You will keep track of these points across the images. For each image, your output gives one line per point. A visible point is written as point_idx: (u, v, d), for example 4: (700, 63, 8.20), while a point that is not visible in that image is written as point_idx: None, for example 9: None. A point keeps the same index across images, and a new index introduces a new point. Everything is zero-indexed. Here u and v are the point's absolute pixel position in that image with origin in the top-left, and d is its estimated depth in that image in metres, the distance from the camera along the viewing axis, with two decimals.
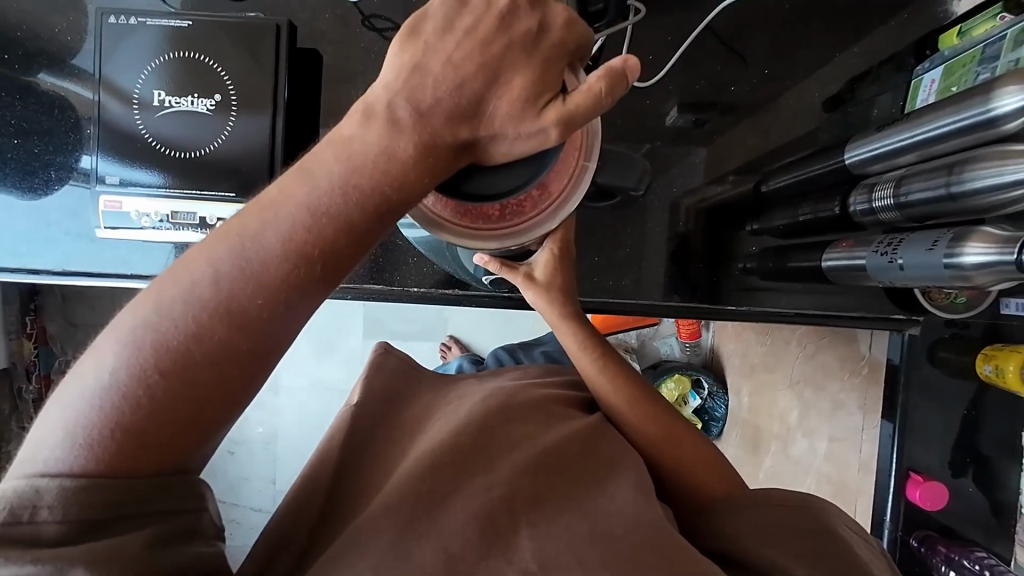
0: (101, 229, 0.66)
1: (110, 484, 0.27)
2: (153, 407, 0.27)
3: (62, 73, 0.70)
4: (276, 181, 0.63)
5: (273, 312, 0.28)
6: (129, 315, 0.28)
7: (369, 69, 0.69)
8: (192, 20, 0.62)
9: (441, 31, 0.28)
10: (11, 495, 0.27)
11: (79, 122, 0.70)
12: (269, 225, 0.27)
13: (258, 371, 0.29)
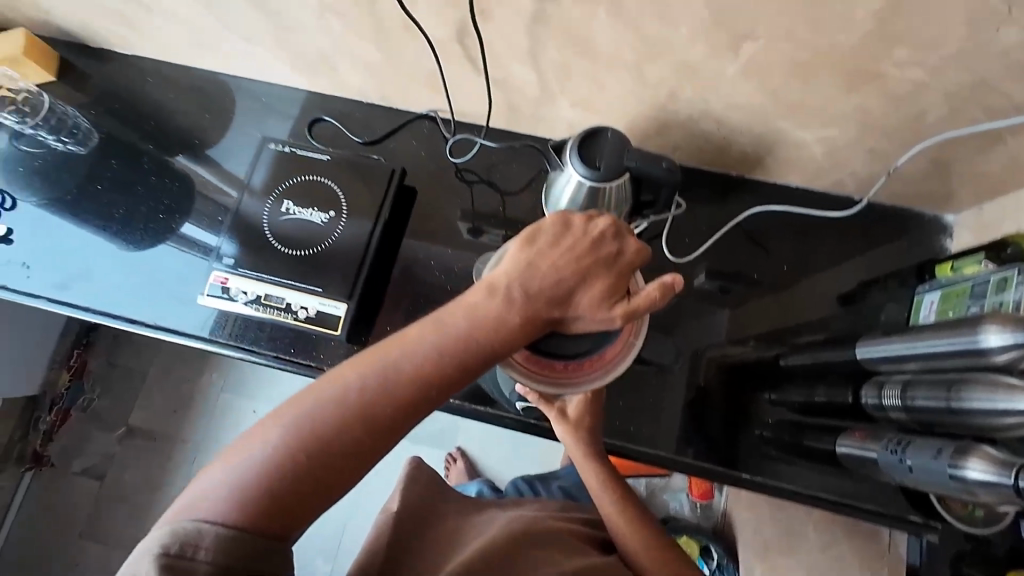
0: (203, 297, 0.77)
1: (247, 534, 0.39)
2: (288, 480, 0.40)
3: (219, 168, 0.88)
4: (358, 285, 0.75)
5: (379, 422, 0.42)
6: (292, 405, 0.41)
7: (451, 209, 0.84)
8: (330, 156, 0.80)
9: (551, 243, 0.43)
10: (182, 534, 0.38)
11: (219, 206, 0.86)
12: (399, 359, 0.42)
13: (360, 460, 0.42)
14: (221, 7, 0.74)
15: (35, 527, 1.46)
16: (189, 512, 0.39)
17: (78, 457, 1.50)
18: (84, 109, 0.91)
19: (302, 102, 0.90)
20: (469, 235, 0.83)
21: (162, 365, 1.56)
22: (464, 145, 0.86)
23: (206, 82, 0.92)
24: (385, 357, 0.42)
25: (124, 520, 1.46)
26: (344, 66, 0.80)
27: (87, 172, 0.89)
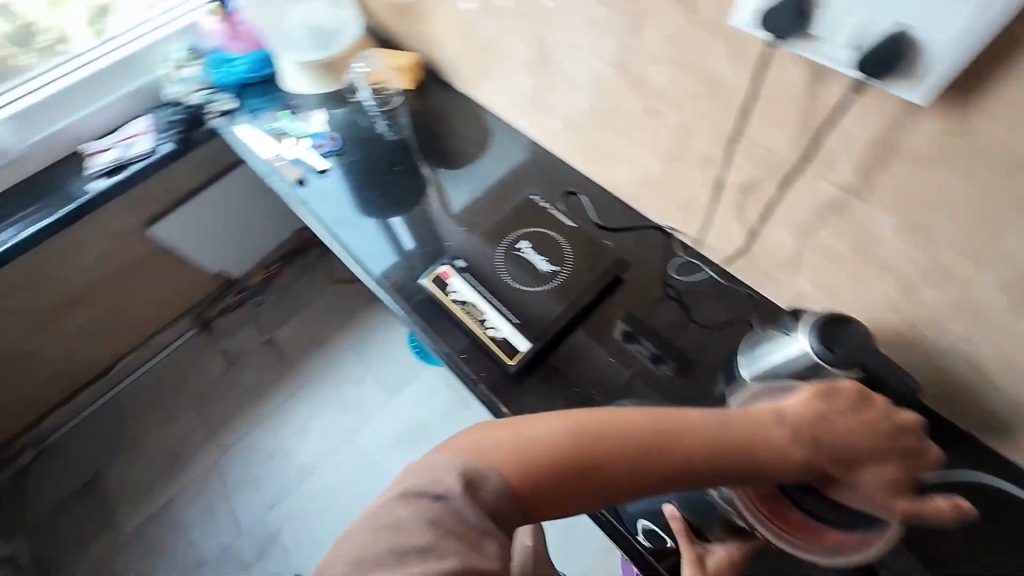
0: (423, 280, 0.93)
1: (516, 500, 0.47)
2: (560, 477, 0.48)
3: (446, 191, 1.09)
4: (548, 332, 0.86)
5: (642, 475, 0.49)
6: (590, 418, 0.51)
7: (648, 312, 0.89)
8: (574, 226, 0.97)
9: (852, 405, 0.55)
10: (470, 470, 0.47)
11: (431, 215, 1.05)
12: (689, 429, 0.51)
13: (610, 495, 0.49)
14: (562, 93, 0.94)
15: (171, 373, 1.74)
16: (493, 448, 0.49)
17: (229, 339, 1.79)
18: (415, 117, 1.21)
19: (566, 174, 1.06)
20: (620, 338, 0.88)
21: (323, 307, 1.84)
22: (687, 267, 0.92)
23: (506, 131, 1.15)
24: (678, 421, 0.51)
25: (226, 407, 1.68)
26: (621, 166, 0.93)
27: (389, 157, 1.16)
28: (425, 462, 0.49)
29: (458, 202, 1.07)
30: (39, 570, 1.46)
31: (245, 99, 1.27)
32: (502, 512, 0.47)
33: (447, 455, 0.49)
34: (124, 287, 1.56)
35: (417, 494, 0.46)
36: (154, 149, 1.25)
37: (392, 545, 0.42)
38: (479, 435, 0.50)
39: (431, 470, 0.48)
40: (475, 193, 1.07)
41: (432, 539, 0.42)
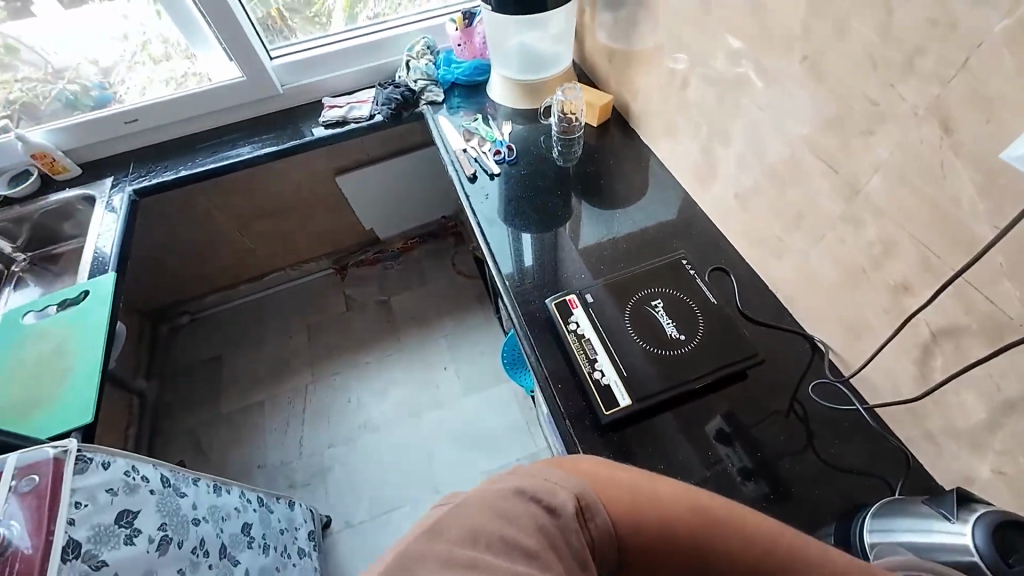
0: (548, 301, 0.96)
1: (620, 541, 0.48)
2: (667, 541, 0.49)
3: (580, 224, 1.13)
4: (652, 398, 0.82)
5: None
6: (712, 499, 0.51)
7: (765, 423, 0.81)
8: (716, 303, 0.92)
9: None
10: (589, 495, 0.49)
11: (559, 243, 1.10)
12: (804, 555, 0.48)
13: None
14: (748, 172, 0.91)
15: (303, 297, 2.01)
16: (607, 483, 0.51)
17: (355, 287, 2.01)
18: (588, 151, 1.27)
19: (721, 250, 1.02)
20: (712, 434, 0.81)
21: (439, 290, 1.98)
22: (829, 393, 0.82)
23: (672, 190, 1.16)
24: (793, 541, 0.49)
25: (331, 342, 1.88)
26: (788, 262, 0.87)
27: (554, 181, 1.22)
28: (540, 467, 0.51)
29: (585, 237, 1.10)
30: (156, 411, 1.76)
31: (451, 93, 1.47)
32: (599, 549, 0.47)
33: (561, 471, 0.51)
34: (300, 216, 1.85)
35: (530, 494, 0.46)
36: (369, 117, 1.49)
37: (497, 536, 0.41)
38: (594, 466, 0.52)
39: (547, 478, 0.49)
40: (607, 234, 1.10)
41: (539, 546, 0.41)
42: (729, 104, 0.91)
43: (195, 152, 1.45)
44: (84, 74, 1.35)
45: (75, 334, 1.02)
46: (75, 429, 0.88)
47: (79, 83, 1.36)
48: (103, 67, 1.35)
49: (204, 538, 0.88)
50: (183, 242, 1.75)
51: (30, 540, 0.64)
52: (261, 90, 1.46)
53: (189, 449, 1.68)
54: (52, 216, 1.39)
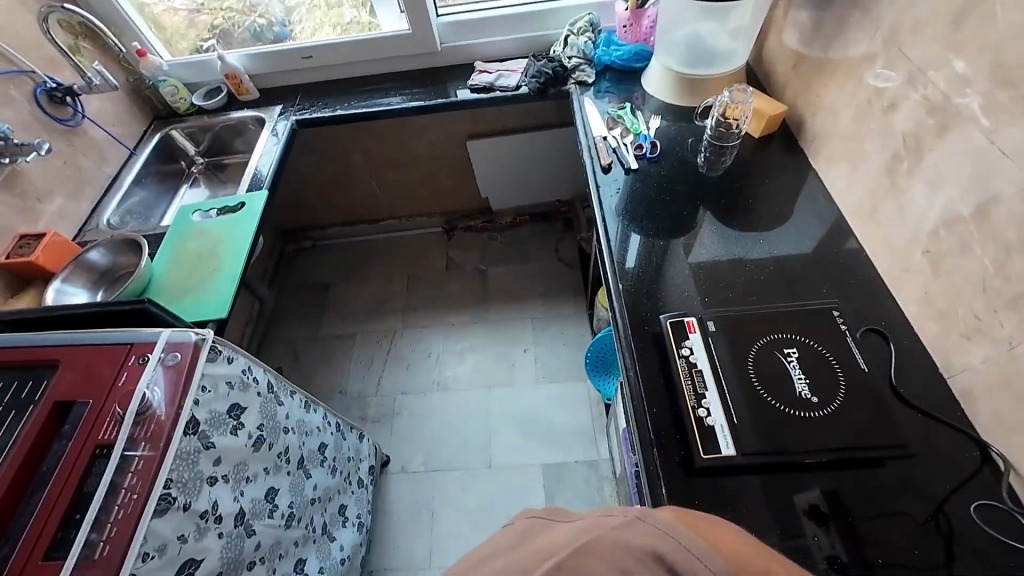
0: (663, 317, 0.88)
1: None
2: None
3: (714, 240, 1.02)
4: (761, 456, 0.72)
5: None
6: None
7: (898, 528, 0.67)
8: (866, 371, 0.78)
9: None
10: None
11: (685, 256, 1.00)
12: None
13: None
14: (955, 228, 0.74)
15: (410, 248, 2.11)
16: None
17: (459, 250, 2.07)
18: (741, 163, 1.14)
19: (883, 310, 0.86)
20: (801, 507, 0.69)
21: (536, 271, 1.96)
22: (996, 519, 0.66)
23: (835, 228, 0.99)
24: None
25: (425, 297, 1.96)
26: (984, 349, 0.70)
27: (695, 188, 1.11)
28: (671, 519, 0.34)
29: (700, 252, 0.99)
30: (271, 318, 1.98)
31: (602, 77, 1.40)
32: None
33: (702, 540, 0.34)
34: (426, 172, 1.92)
35: (668, 566, 0.32)
36: (515, 87, 1.48)
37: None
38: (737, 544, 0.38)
39: (686, 542, 0.33)
40: (729, 255, 0.98)
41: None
42: (955, 141, 0.74)
43: (352, 95, 1.55)
44: (271, 11, 1.49)
45: (228, 238, 1.16)
46: (212, 320, 1.01)
47: (265, 17, 1.50)
48: (287, 6, 1.48)
49: (289, 446, 0.97)
50: (323, 175, 1.91)
51: (165, 408, 0.74)
52: (421, 46, 1.51)
53: (287, 357, 1.87)
54: (230, 130, 1.58)
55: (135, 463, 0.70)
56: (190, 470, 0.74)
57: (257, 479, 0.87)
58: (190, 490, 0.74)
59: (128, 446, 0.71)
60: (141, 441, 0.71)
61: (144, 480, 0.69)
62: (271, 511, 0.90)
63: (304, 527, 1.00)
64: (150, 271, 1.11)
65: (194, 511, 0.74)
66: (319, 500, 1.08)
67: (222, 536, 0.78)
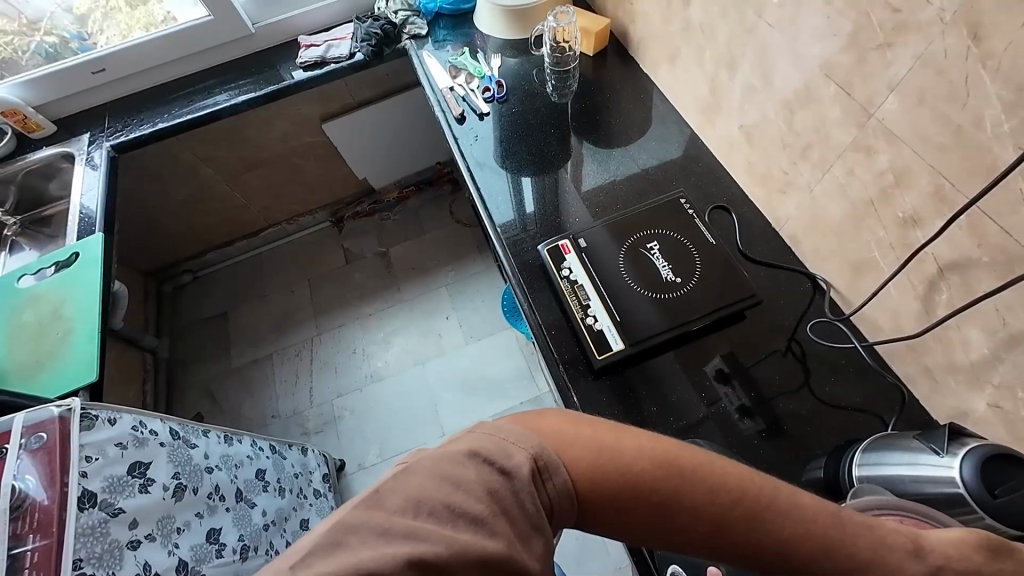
0: (540, 247, 0.93)
1: (579, 501, 0.39)
2: (627, 494, 0.39)
3: (580, 163, 1.07)
4: (647, 342, 0.81)
5: (719, 520, 0.40)
6: (671, 445, 0.41)
7: (762, 361, 0.80)
8: (715, 243, 0.89)
9: None
10: (546, 458, 0.39)
11: (560, 186, 1.04)
12: (805, 510, 0.41)
13: (673, 519, 0.40)
14: (753, 99, 0.84)
15: (301, 251, 1.99)
16: (571, 440, 0.40)
17: (354, 239, 1.99)
18: (584, 83, 1.18)
19: (723, 186, 0.96)
20: (711, 373, 0.80)
21: (437, 240, 1.95)
22: (828, 332, 0.80)
23: (673, 124, 1.08)
24: (792, 498, 0.41)
25: (333, 296, 1.89)
26: (795, 197, 0.82)
27: (548, 118, 1.14)
28: (498, 423, 0.41)
29: (588, 181, 1.04)
30: (170, 365, 1.81)
31: (436, 26, 1.36)
32: (559, 514, 0.39)
33: (524, 427, 0.41)
34: (290, 168, 1.79)
35: (484, 457, 0.37)
36: (350, 55, 1.40)
37: (440, 501, 0.35)
38: (556, 419, 0.42)
39: (503, 435, 0.39)
40: (610, 174, 1.04)
41: (488, 513, 0.35)
42: (737, 22, 0.83)
43: (172, 102, 1.38)
44: (60, 25, 1.31)
45: (72, 296, 1.03)
46: (84, 387, 0.91)
47: (57, 35, 1.32)
48: (78, 16, 1.31)
49: (219, 484, 0.92)
50: (174, 200, 1.72)
51: (46, 491, 0.69)
52: (232, 31, 1.37)
53: (204, 401, 1.75)
54: (35, 176, 1.35)
55: (29, 557, 0.66)
56: (100, 543, 0.69)
57: (192, 526, 0.83)
58: (109, 563, 0.70)
59: (15, 543, 0.66)
60: (29, 534, 0.67)
61: (46, 569, 0.65)
62: (218, 551, 0.87)
63: (263, 553, 0.97)
64: None
65: None
66: (274, 523, 1.04)
67: None
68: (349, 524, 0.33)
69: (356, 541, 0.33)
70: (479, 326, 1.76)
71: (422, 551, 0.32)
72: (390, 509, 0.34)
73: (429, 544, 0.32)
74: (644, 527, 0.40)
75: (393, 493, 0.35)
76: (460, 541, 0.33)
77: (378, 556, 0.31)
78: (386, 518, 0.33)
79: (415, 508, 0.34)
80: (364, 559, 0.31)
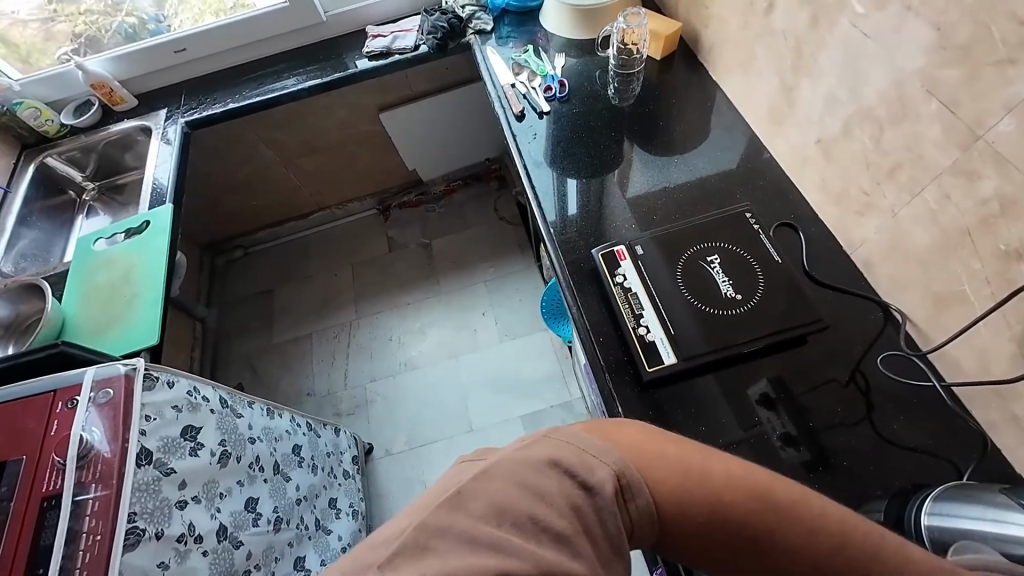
0: (594, 252, 0.91)
1: (661, 523, 0.38)
2: (712, 521, 0.38)
3: (630, 169, 1.04)
4: (699, 358, 0.78)
5: (807, 556, 0.38)
6: (761, 475, 0.39)
7: (828, 391, 0.76)
8: (781, 262, 0.84)
9: None
10: (629, 475, 0.38)
11: (607, 190, 1.02)
12: (899, 557, 0.39)
13: (758, 552, 0.38)
14: (837, 113, 0.80)
15: (347, 237, 2.04)
16: (654, 458, 0.39)
17: (398, 229, 2.02)
18: (648, 87, 1.15)
19: (791, 203, 0.92)
20: (754, 399, 0.76)
21: (479, 236, 1.96)
22: (899, 365, 0.75)
23: (741, 134, 1.03)
24: (889, 544, 0.39)
25: (374, 283, 1.92)
26: (875, 221, 0.77)
27: (608, 120, 1.12)
28: (575, 431, 0.39)
29: (634, 186, 1.02)
30: (217, 336, 1.89)
31: (500, 22, 1.36)
32: (638, 534, 0.37)
33: (603, 440, 0.40)
34: (345, 154, 1.84)
35: (566, 468, 0.36)
36: (414, 48, 1.41)
37: (526, 514, 0.33)
38: (638, 434, 0.41)
39: (584, 446, 0.38)
40: (661, 183, 1.01)
41: (572, 531, 0.33)
42: (827, 31, 0.79)
43: (243, 84, 1.44)
44: (140, 8, 1.39)
45: (140, 262, 1.08)
46: (145, 349, 0.96)
47: (136, 16, 1.40)
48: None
49: (259, 455, 0.95)
50: (235, 177, 1.79)
51: (109, 445, 0.73)
52: (305, 18, 1.41)
53: (245, 373, 1.81)
54: (116, 147, 1.44)
55: (90, 505, 0.70)
56: (152, 499, 0.73)
57: (233, 493, 0.86)
58: (159, 519, 0.73)
59: (79, 491, 0.70)
60: (91, 484, 0.71)
61: (104, 519, 0.69)
62: (255, 520, 0.89)
63: (295, 527, 1.00)
64: (62, 313, 1.04)
65: (169, 537, 0.73)
66: (305, 498, 1.07)
67: (208, 554, 0.78)
68: (435, 526, 0.33)
69: (442, 546, 0.32)
70: (515, 325, 1.76)
71: (511, 566, 0.31)
72: (473, 514, 0.33)
73: (516, 560, 0.31)
74: (726, 555, 0.39)
75: (475, 498, 0.34)
76: (547, 560, 0.31)
77: (460, 562, 0.31)
78: (470, 523, 0.33)
79: (498, 516, 0.33)
80: (450, 565, 0.30)
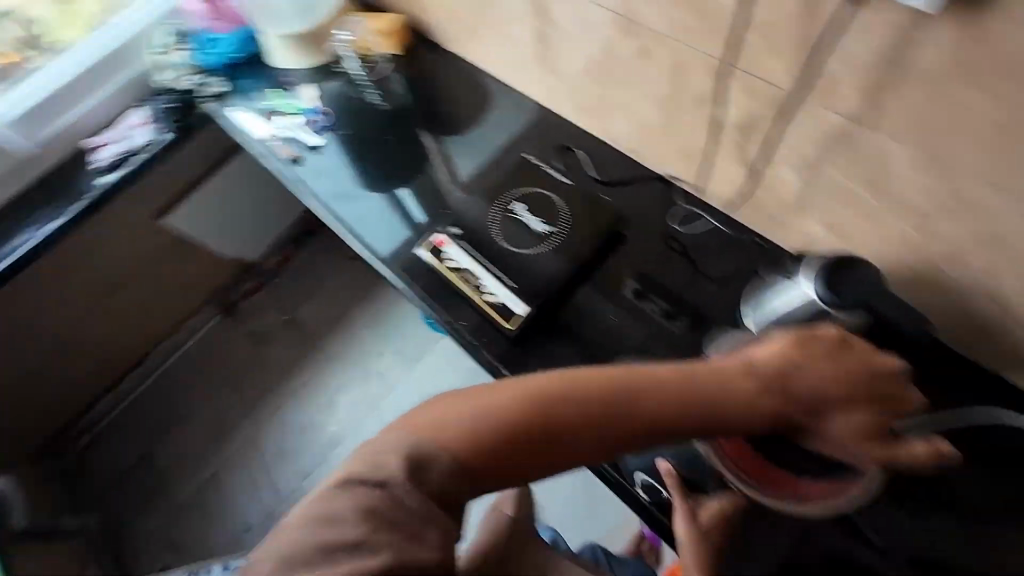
0: (419, 250, 0.92)
1: (468, 463, 0.49)
2: (502, 439, 0.50)
3: (449, 150, 1.07)
4: (545, 295, 0.85)
5: (575, 419, 0.52)
6: (518, 386, 0.52)
7: (652, 267, 0.87)
8: (571, 183, 0.93)
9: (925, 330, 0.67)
10: (425, 448, 0.49)
11: (437, 178, 1.03)
12: (634, 381, 0.54)
13: (545, 437, 0.51)
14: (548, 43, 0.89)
15: (201, 356, 1.82)
16: (442, 424, 0.50)
17: (253, 320, 1.85)
18: (403, 80, 1.17)
19: (561, 129, 1.01)
20: (631, 295, 0.86)
21: (340, 285, 1.87)
22: (688, 220, 0.89)
23: (498, 89, 1.10)
24: (625, 377, 0.54)
25: (257, 386, 1.76)
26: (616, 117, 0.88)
27: (382, 126, 1.13)
28: (384, 442, 0.50)
29: (463, 162, 1.04)
30: (110, 537, 1.61)
31: (235, 79, 1.26)
32: (457, 481, 0.49)
33: (405, 434, 0.51)
34: (147, 277, 1.62)
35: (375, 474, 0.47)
36: (155, 139, 1.28)
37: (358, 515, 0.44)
38: (426, 414, 0.52)
39: (389, 449, 0.49)
40: (481, 150, 1.04)
41: None
42: None
43: None
44: None
45: None
46: None
47: None
48: None
49: None
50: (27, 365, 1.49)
51: None
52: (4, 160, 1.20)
53: (166, 553, 1.58)
54: None
55: None
56: None
57: None
58: None
59: None
60: None
61: None
62: None
63: None
64: None
65: None
66: None
67: None
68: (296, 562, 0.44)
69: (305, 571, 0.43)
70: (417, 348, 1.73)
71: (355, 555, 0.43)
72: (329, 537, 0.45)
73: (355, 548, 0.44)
74: (528, 453, 0.51)
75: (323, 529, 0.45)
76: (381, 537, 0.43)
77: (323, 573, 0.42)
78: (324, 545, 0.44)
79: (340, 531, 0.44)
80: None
